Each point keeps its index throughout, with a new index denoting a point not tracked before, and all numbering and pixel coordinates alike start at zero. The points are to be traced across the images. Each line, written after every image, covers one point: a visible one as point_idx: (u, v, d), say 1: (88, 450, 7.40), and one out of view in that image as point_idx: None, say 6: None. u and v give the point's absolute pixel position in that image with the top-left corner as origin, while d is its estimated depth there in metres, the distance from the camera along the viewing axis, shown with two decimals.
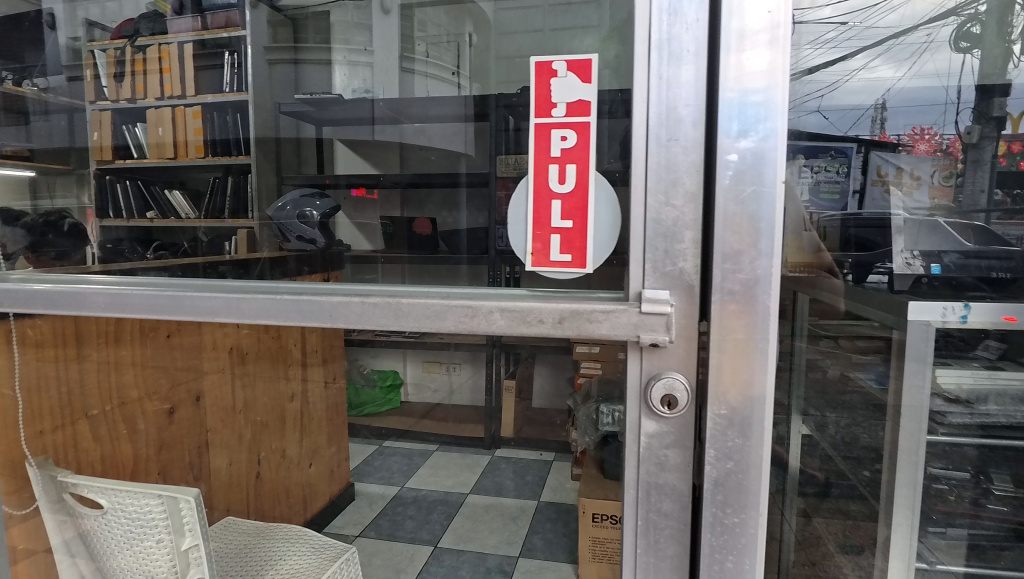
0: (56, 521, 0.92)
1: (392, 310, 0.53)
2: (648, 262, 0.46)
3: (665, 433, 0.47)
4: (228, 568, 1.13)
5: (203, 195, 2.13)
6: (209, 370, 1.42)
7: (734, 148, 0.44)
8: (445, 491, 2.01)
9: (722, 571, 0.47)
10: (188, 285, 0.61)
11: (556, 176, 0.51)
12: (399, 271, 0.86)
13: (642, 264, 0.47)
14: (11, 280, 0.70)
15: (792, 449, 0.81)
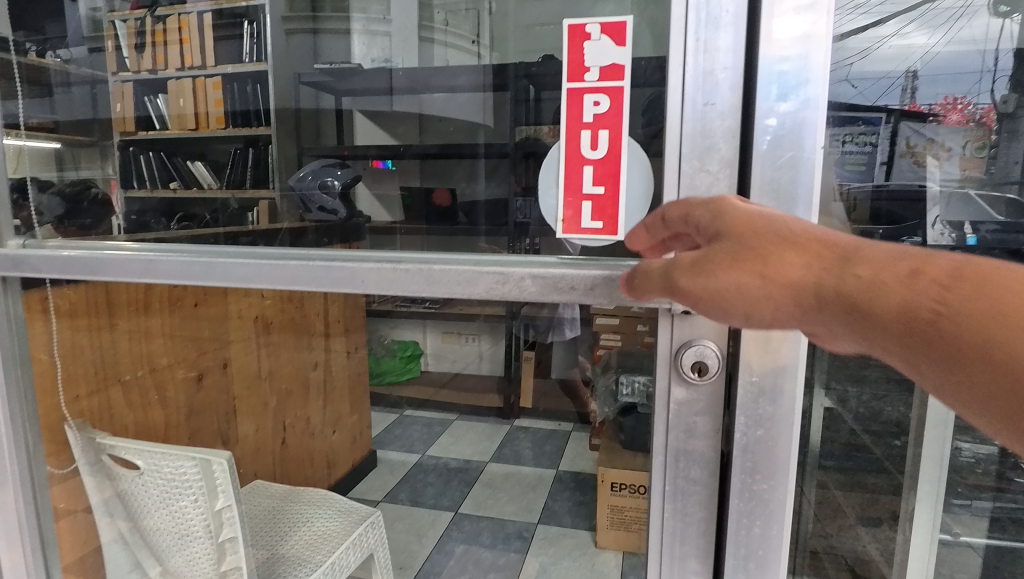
0: (94, 482, 0.95)
1: (423, 277, 0.54)
2: None
3: (694, 400, 0.47)
4: (256, 530, 1.16)
5: (224, 166, 2.22)
6: (234, 339, 1.45)
7: (773, 112, 0.43)
8: (465, 459, 2.06)
9: (749, 536, 0.47)
10: (220, 252, 0.62)
11: (588, 142, 0.51)
12: (419, 243, 0.86)
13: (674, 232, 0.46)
14: (47, 247, 0.71)
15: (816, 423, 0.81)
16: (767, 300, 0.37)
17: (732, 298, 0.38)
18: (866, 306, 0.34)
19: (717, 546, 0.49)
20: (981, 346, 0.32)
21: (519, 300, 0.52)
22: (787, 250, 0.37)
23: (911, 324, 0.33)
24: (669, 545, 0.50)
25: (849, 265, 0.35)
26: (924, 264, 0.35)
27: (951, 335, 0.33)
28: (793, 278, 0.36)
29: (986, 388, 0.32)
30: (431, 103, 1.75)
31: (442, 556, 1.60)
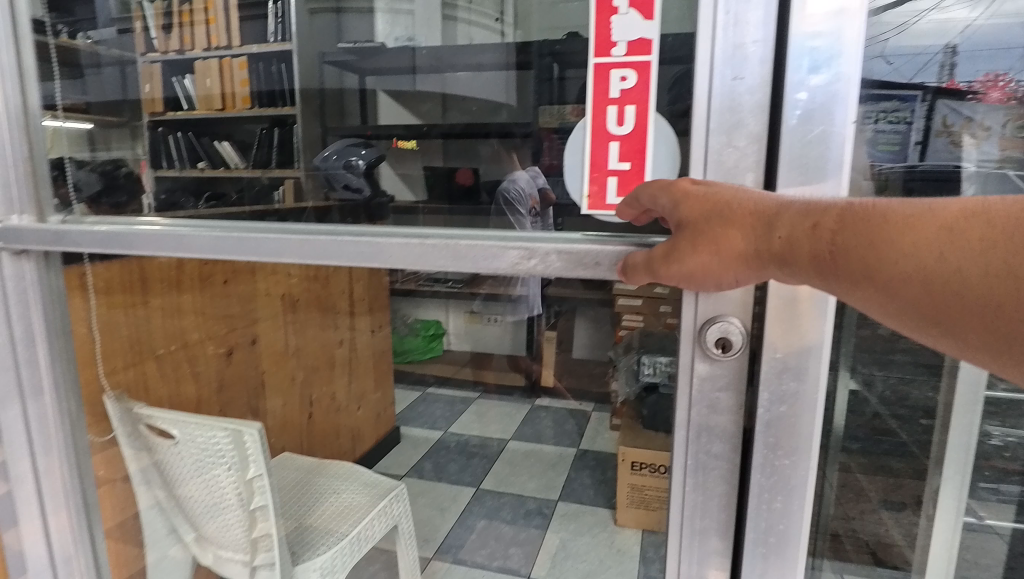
0: (133, 451, 0.98)
1: (449, 253, 0.54)
2: None
3: (717, 375, 0.48)
4: (286, 499, 1.20)
5: (251, 146, 2.25)
6: (262, 315, 1.48)
7: (804, 87, 0.43)
8: (486, 437, 2.09)
9: (770, 511, 0.48)
10: (251, 228, 0.63)
11: (615, 118, 0.50)
12: (442, 223, 0.87)
13: None
14: (86, 223, 0.73)
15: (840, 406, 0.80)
16: (722, 273, 0.42)
17: (695, 275, 0.43)
18: (791, 262, 0.39)
19: (737, 521, 0.50)
20: (881, 272, 0.37)
21: (544, 276, 0.53)
22: (725, 226, 0.41)
23: (823, 266, 0.38)
24: (690, 518, 0.51)
25: (771, 229, 0.40)
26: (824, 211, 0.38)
27: (862, 270, 0.37)
28: (731, 251, 0.41)
29: (894, 303, 0.37)
30: (453, 82, 1.74)
31: (464, 530, 1.63)
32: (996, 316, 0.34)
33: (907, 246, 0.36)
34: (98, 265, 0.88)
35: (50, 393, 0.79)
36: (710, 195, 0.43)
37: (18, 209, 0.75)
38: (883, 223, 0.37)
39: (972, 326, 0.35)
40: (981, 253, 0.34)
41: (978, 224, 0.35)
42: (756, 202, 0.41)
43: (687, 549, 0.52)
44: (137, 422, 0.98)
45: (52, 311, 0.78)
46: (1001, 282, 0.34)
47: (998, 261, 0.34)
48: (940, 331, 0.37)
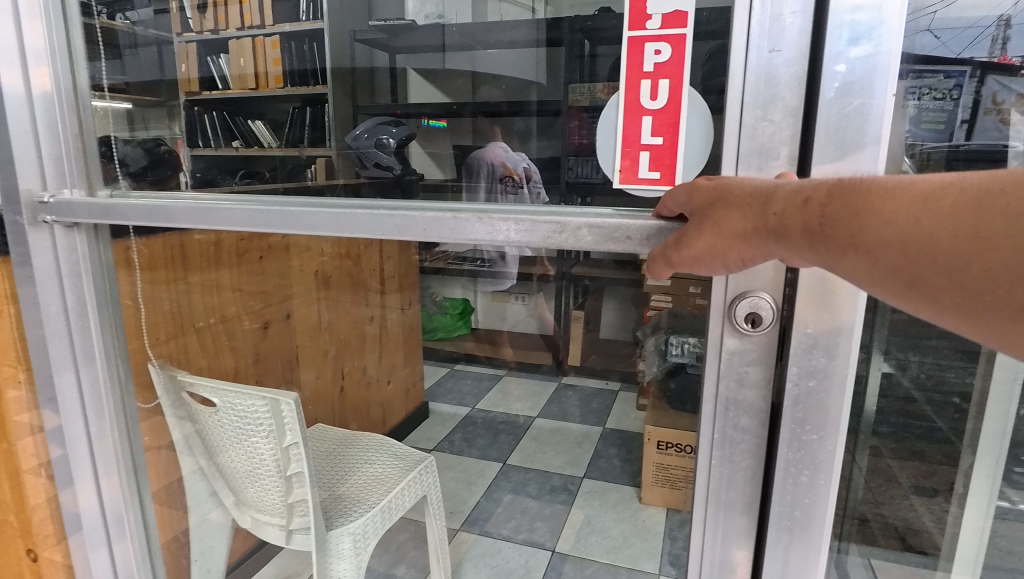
0: (176, 419, 1.03)
1: (482, 226, 0.55)
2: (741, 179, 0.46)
3: (747, 350, 0.48)
4: (320, 469, 1.24)
5: (283, 125, 2.30)
6: (296, 291, 1.52)
7: (843, 59, 0.42)
8: (513, 414, 2.12)
9: (796, 484, 0.48)
10: (289, 202, 0.65)
11: (648, 92, 0.50)
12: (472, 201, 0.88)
13: None
14: (133, 197, 0.76)
15: (873, 391, 0.79)
16: (722, 255, 0.42)
17: (699, 259, 0.43)
18: (785, 238, 0.39)
19: (763, 495, 0.50)
20: (866, 239, 0.36)
21: (575, 250, 0.53)
22: (726, 209, 0.42)
23: (815, 239, 0.38)
24: (716, 490, 0.51)
25: (768, 207, 0.40)
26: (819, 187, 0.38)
27: (854, 240, 0.36)
28: (728, 232, 0.41)
29: (880, 271, 0.36)
30: (483, 60, 1.74)
31: (490, 504, 1.67)
32: (977, 281, 0.34)
33: (891, 214, 0.35)
34: (143, 239, 0.92)
35: (101, 360, 0.83)
36: (716, 183, 0.44)
37: (70, 183, 0.78)
38: (867, 192, 0.36)
39: (958, 292, 0.35)
40: (963, 217, 0.34)
41: (960, 190, 0.35)
42: (756, 186, 0.41)
43: (711, 521, 0.53)
44: (180, 389, 1.01)
45: (102, 281, 0.82)
46: (980, 244, 0.33)
47: (986, 222, 0.33)
48: (925, 300, 0.36)
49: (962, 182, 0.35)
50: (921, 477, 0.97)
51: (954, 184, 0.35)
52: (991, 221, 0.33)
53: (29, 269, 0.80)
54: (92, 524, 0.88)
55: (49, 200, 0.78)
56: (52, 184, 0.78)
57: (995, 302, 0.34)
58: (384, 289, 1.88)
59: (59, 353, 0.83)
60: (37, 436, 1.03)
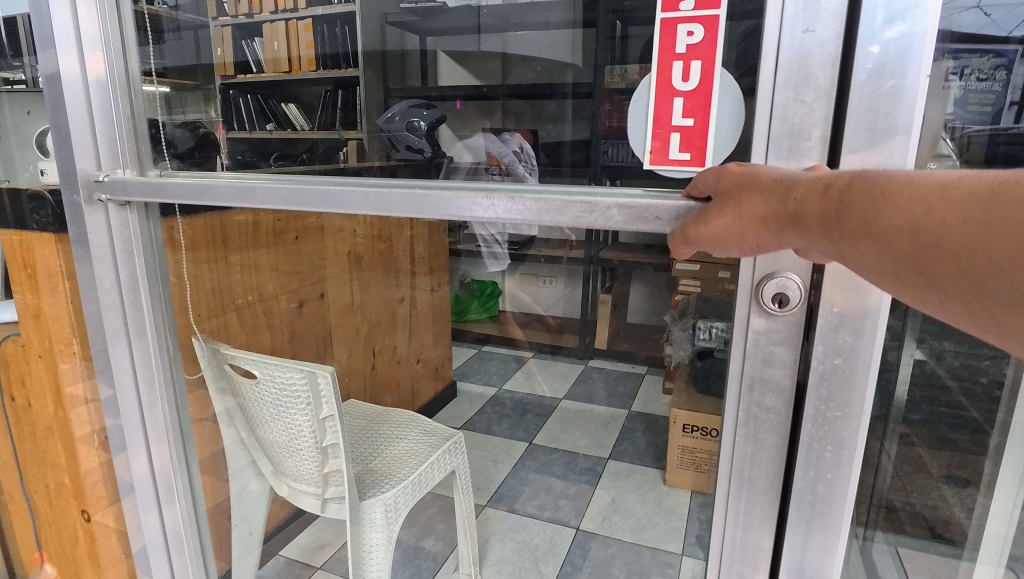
0: (218, 390, 1.07)
1: (513, 206, 0.57)
2: (771, 160, 0.47)
3: (773, 330, 0.49)
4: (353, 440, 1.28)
5: (316, 109, 2.33)
6: (330, 270, 1.56)
7: (877, 40, 0.42)
8: (540, 395, 2.15)
9: (819, 460, 0.49)
10: (328, 182, 0.68)
11: (680, 73, 0.50)
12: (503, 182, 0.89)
13: (764, 163, 0.47)
14: (180, 176, 0.79)
15: (904, 379, 0.78)
16: (740, 239, 0.43)
17: (718, 242, 0.45)
18: (799, 224, 0.40)
19: (785, 472, 0.51)
20: (875, 226, 0.36)
21: (605, 230, 0.55)
22: (748, 196, 0.43)
23: (829, 224, 0.38)
24: (739, 464, 0.53)
25: (789, 193, 0.40)
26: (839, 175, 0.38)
27: (865, 226, 0.36)
28: (746, 218, 0.43)
29: (890, 258, 0.36)
30: (515, 42, 1.75)
31: (516, 482, 1.70)
32: (984, 272, 0.33)
33: (903, 201, 0.35)
34: (187, 218, 0.96)
35: (151, 332, 0.88)
36: (745, 170, 0.45)
37: (122, 164, 0.82)
38: (882, 181, 0.36)
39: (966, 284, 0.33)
40: (976, 205, 0.33)
41: (978, 180, 0.34)
42: (780, 174, 0.42)
43: (734, 495, 0.54)
44: (222, 362, 1.06)
45: (152, 257, 0.86)
46: (993, 234, 0.32)
47: (996, 211, 0.32)
48: (938, 292, 0.35)
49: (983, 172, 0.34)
50: (950, 465, 0.96)
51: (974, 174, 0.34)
52: (1005, 210, 0.32)
53: (85, 247, 0.85)
54: (143, 487, 0.94)
55: (103, 179, 0.81)
56: (106, 164, 0.82)
57: (1006, 293, 0.32)
58: (415, 271, 1.91)
59: (113, 325, 0.87)
60: (90, 405, 1.09)
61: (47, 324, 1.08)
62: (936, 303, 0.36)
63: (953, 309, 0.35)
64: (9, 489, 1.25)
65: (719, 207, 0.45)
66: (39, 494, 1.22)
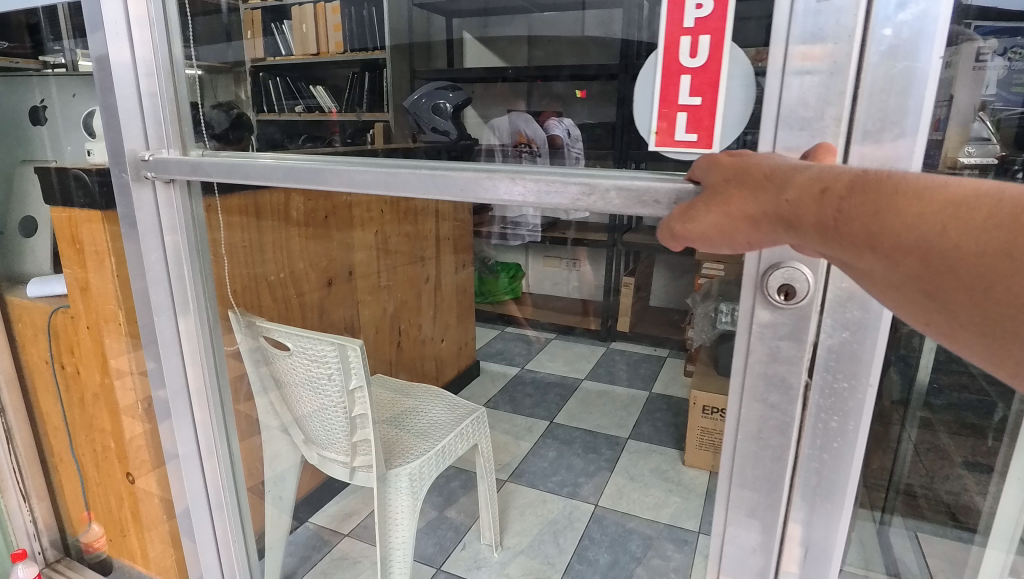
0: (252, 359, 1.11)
1: (516, 187, 0.60)
2: (781, 138, 0.48)
3: (779, 318, 0.50)
4: (383, 407, 1.34)
5: (344, 90, 2.38)
6: (358, 249, 1.60)
7: (890, 23, 0.43)
8: (562, 375, 2.19)
9: (826, 430, 0.51)
10: (348, 162, 0.71)
11: (689, 49, 0.51)
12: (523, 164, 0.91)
13: (772, 141, 0.49)
14: (221, 156, 0.83)
15: (925, 364, 0.78)
16: (730, 234, 0.43)
17: (707, 236, 0.44)
18: (794, 227, 0.39)
19: (794, 444, 0.53)
20: (882, 240, 0.35)
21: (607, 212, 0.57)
22: (742, 190, 0.42)
23: (828, 233, 0.37)
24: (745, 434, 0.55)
25: (784, 192, 0.39)
26: (838, 179, 0.37)
27: (869, 241, 0.35)
28: (737, 214, 0.42)
29: (895, 275, 0.35)
30: (541, 23, 1.75)
31: (536, 460, 1.74)
32: (996, 304, 0.33)
33: (913, 217, 0.34)
34: (225, 196, 1.00)
35: (194, 304, 0.93)
36: (738, 163, 0.44)
37: (165, 145, 0.86)
38: (891, 191, 0.35)
39: (975, 312, 0.33)
40: (995, 231, 0.32)
41: (996, 203, 0.33)
42: (774, 168, 0.41)
43: (741, 468, 0.56)
44: (258, 334, 1.11)
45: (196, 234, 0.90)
46: (1009, 264, 0.32)
47: (1013, 242, 0.32)
48: (942, 315, 0.35)
49: (1002, 192, 0.33)
50: (970, 450, 0.96)
51: (993, 192, 0.33)
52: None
53: (133, 223, 0.89)
54: (187, 453, 0.99)
55: (149, 158, 0.86)
56: (153, 143, 0.87)
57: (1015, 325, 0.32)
58: (439, 251, 1.95)
59: (159, 299, 0.92)
60: (134, 375, 1.15)
61: (94, 298, 1.14)
62: (935, 323, 0.36)
63: (952, 331, 0.35)
64: (59, 452, 1.33)
65: (711, 201, 0.44)
66: (87, 457, 1.29)
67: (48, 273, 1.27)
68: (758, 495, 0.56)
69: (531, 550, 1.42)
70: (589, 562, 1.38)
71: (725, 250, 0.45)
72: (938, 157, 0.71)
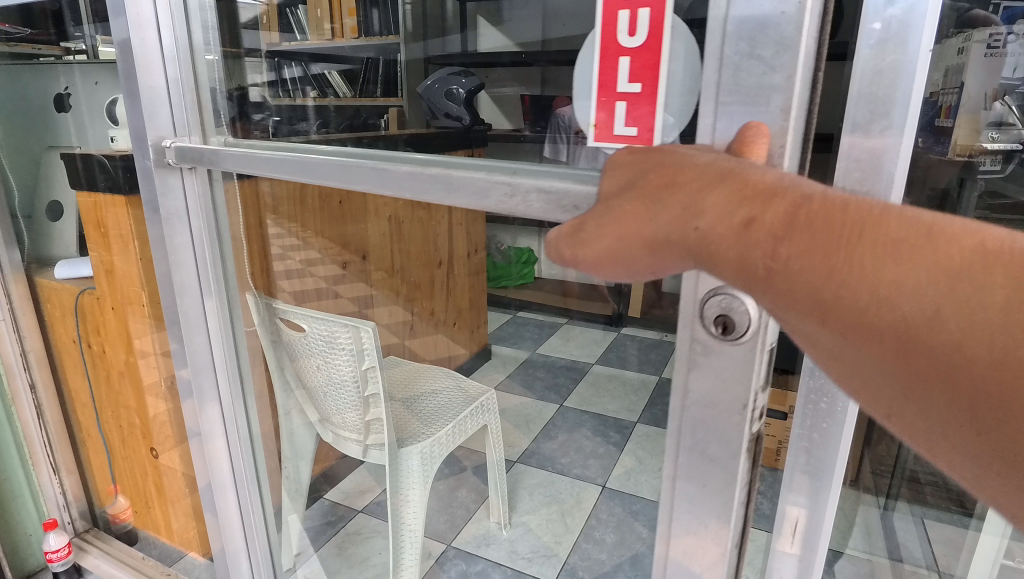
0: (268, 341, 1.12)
1: (444, 183, 0.64)
2: (721, 118, 0.50)
3: (714, 357, 0.53)
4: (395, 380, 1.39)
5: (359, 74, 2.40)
6: (372, 234, 1.64)
7: (879, 17, 0.44)
8: (573, 359, 2.23)
9: (816, 410, 0.54)
10: (343, 152, 0.75)
11: (628, 29, 0.54)
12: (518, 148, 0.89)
13: (710, 122, 0.50)
14: (241, 145, 0.86)
15: None
16: (644, 259, 0.41)
17: (617, 260, 0.42)
18: (720, 264, 0.37)
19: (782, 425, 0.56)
20: (824, 300, 0.33)
21: (522, 216, 0.60)
22: (661, 213, 0.39)
23: (764, 281, 0.35)
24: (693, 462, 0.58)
25: (703, 225, 0.37)
26: (771, 217, 0.35)
27: (817, 300, 0.33)
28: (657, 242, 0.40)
29: (853, 345, 0.33)
30: None
31: (546, 441, 1.78)
32: (976, 396, 0.29)
33: (874, 280, 0.31)
34: (248, 180, 1.03)
35: (225, 284, 0.97)
36: (652, 172, 0.42)
37: (188, 132, 0.90)
38: (847, 244, 0.32)
39: (950, 401, 0.30)
40: (949, 305, 0.30)
41: (978, 275, 0.30)
42: (697, 188, 0.38)
43: (701, 471, 0.58)
44: (274, 317, 1.14)
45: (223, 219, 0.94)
46: (992, 353, 0.29)
47: (993, 327, 0.29)
48: (910, 399, 0.32)
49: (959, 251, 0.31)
50: None
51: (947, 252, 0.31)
52: (980, 320, 0.29)
53: (157, 208, 0.93)
54: (213, 431, 1.04)
55: (170, 145, 0.89)
56: (178, 130, 0.90)
57: (963, 412, 0.30)
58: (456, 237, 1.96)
59: (181, 281, 0.96)
60: (158, 356, 1.19)
61: (119, 280, 1.18)
62: (896, 408, 0.33)
63: (920, 418, 0.32)
64: (88, 428, 1.39)
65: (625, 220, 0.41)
66: (113, 432, 1.35)
67: (76, 256, 1.32)
68: (713, 502, 0.57)
69: (540, 528, 1.47)
70: (596, 541, 1.41)
71: (636, 277, 0.43)
72: (944, 143, 0.72)
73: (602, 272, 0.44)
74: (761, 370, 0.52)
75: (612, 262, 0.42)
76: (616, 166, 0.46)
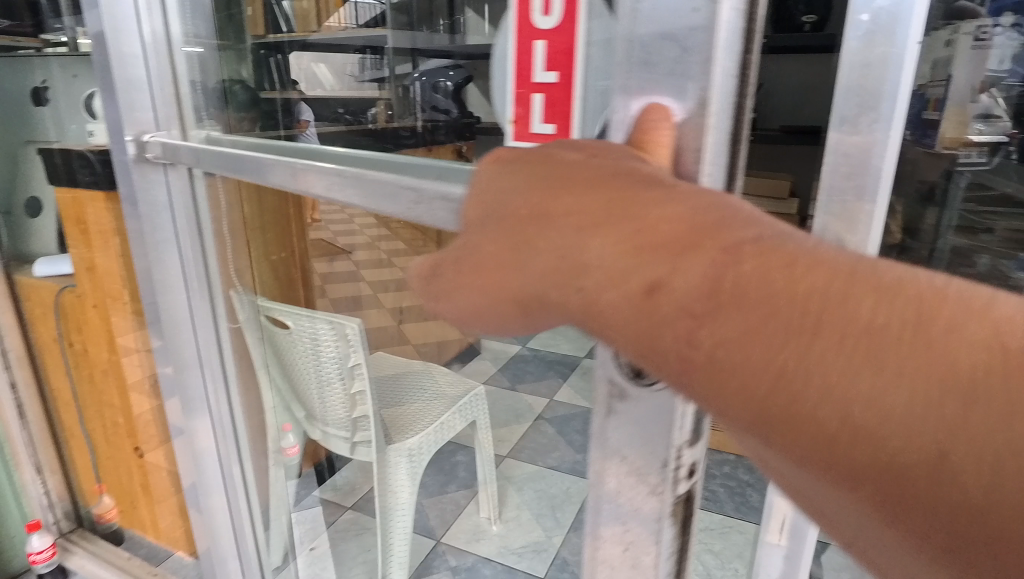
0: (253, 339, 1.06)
1: (358, 188, 0.62)
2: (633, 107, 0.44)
3: (632, 407, 0.47)
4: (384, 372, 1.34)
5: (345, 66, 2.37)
6: None
7: (868, 8, 0.43)
8: None
9: None
10: (311, 147, 0.73)
11: (542, 11, 0.48)
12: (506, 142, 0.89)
13: (622, 113, 0.44)
14: (226, 141, 0.83)
15: None
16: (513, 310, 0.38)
17: (487, 314, 0.40)
18: (611, 328, 0.33)
19: None
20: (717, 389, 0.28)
21: (431, 223, 0.57)
22: (537, 263, 0.36)
23: (683, 366, 0.30)
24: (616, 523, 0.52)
25: (594, 286, 0.33)
26: (683, 287, 0.30)
27: (743, 395, 0.28)
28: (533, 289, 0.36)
29: (788, 449, 0.28)
30: None
31: None
32: (942, 524, 0.24)
33: (808, 374, 0.26)
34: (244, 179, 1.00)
35: (210, 280, 0.95)
36: (519, 206, 0.38)
37: (167, 126, 0.88)
38: (774, 329, 0.27)
39: (910, 527, 0.25)
40: (895, 411, 0.24)
41: (933, 372, 0.24)
42: (576, 232, 0.34)
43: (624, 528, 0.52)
44: (260, 315, 1.09)
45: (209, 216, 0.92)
46: (956, 473, 0.23)
47: (958, 443, 0.23)
48: (864, 516, 0.27)
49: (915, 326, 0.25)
50: None
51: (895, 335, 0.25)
52: (927, 424, 0.24)
53: (138, 204, 0.91)
54: (202, 430, 1.02)
55: (149, 139, 0.87)
56: (160, 124, 0.89)
57: (917, 536, 0.25)
58: None
59: (164, 279, 0.95)
60: (141, 353, 1.17)
61: (101, 277, 1.16)
62: (853, 520, 0.28)
63: (878, 536, 0.27)
64: (71, 427, 1.37)
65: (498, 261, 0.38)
66: (98, 431, 1.33)
67: (55, 253, 1.30)
68: (636, 563, 0.52)
69: (530, 521, 1.47)
70: None
71: (523, 328, 0.40)
72: (931, 136, 0.72)
73: (487, 324, 0.41)
74: (684, 423, 0.46)
75: (502, 315, 0.39)
76: (484, 187, 0.42)
